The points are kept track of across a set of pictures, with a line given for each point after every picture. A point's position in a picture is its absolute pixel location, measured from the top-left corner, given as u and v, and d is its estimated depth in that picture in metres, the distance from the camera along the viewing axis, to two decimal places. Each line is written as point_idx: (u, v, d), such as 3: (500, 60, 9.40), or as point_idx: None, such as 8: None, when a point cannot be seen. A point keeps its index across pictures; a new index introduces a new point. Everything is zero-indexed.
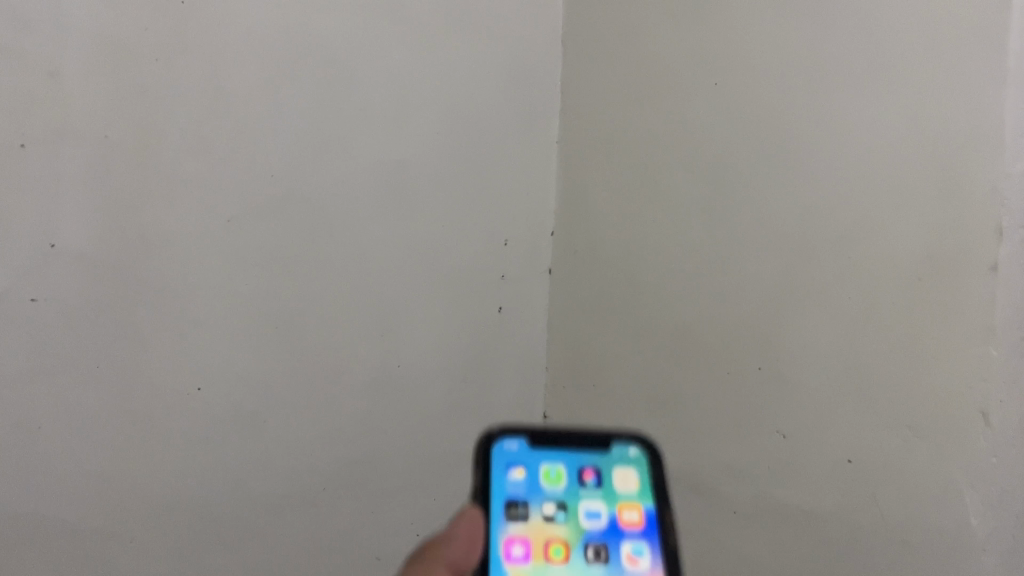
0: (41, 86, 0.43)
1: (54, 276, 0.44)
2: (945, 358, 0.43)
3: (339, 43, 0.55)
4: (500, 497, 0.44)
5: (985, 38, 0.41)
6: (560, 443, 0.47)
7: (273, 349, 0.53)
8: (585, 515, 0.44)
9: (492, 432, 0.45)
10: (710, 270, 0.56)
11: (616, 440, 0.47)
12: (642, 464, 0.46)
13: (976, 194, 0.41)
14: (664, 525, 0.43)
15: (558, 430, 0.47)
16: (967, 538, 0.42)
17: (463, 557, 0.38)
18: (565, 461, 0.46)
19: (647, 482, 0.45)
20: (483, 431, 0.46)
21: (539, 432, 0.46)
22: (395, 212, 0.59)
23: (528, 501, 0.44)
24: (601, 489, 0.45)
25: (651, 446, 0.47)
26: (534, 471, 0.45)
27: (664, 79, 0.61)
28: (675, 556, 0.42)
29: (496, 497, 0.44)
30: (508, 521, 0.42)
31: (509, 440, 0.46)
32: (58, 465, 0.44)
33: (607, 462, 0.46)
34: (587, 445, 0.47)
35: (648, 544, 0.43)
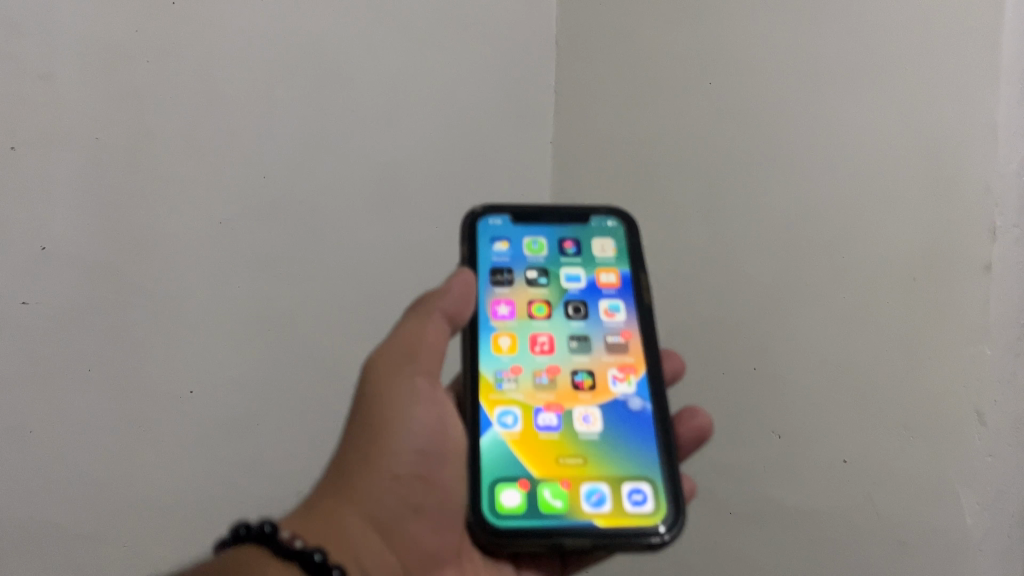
0: (32, 88, 0.43)
1: (46, 279, 0.44)
2: (939, 358, 0.42)
3: (335, 44, 0.56)
4: (488, 267, 0.45)
5: (978, 38, 0.41)
6: (544, 218, 0.47)
7: (268, 351, 0.53)
8: (564, 275, 0.46)
9: (476, 211, 0.46)
10: (705, 269, 0.56)
11: (596, 215, 0.47)
12: (620, 231, 0.47)
13: (971, 193, 0.41)
14: (640, 286, 0.46)
15: (537, 206, 0.47)
16: (962, 538, 0.42)
17: (451, 291, 0.41)
18: (547, 233, 0.47)
19: (624, 248, 0.47)
20: (465, 213, 0.46)
21: (525, 210, 0.47)
22: (388, 213, 0.59)
23: (516, 255, 0.46)
24: (580, 256, 0.46)
25: (628, 218, 0.47)
26: (518, 244, 0.46)
27: (656, 78, 0.62)
28: (649, 314, 0.45)
29: (484, 277, 0.45)
30: (497, 281, 0.45)
31: (494, 217, 0.46)
32: (51, 468, 0.44)
33: (586, 233, 0.47)
34: (568, 222, 0.47)
35: (626, 306, 0.45)
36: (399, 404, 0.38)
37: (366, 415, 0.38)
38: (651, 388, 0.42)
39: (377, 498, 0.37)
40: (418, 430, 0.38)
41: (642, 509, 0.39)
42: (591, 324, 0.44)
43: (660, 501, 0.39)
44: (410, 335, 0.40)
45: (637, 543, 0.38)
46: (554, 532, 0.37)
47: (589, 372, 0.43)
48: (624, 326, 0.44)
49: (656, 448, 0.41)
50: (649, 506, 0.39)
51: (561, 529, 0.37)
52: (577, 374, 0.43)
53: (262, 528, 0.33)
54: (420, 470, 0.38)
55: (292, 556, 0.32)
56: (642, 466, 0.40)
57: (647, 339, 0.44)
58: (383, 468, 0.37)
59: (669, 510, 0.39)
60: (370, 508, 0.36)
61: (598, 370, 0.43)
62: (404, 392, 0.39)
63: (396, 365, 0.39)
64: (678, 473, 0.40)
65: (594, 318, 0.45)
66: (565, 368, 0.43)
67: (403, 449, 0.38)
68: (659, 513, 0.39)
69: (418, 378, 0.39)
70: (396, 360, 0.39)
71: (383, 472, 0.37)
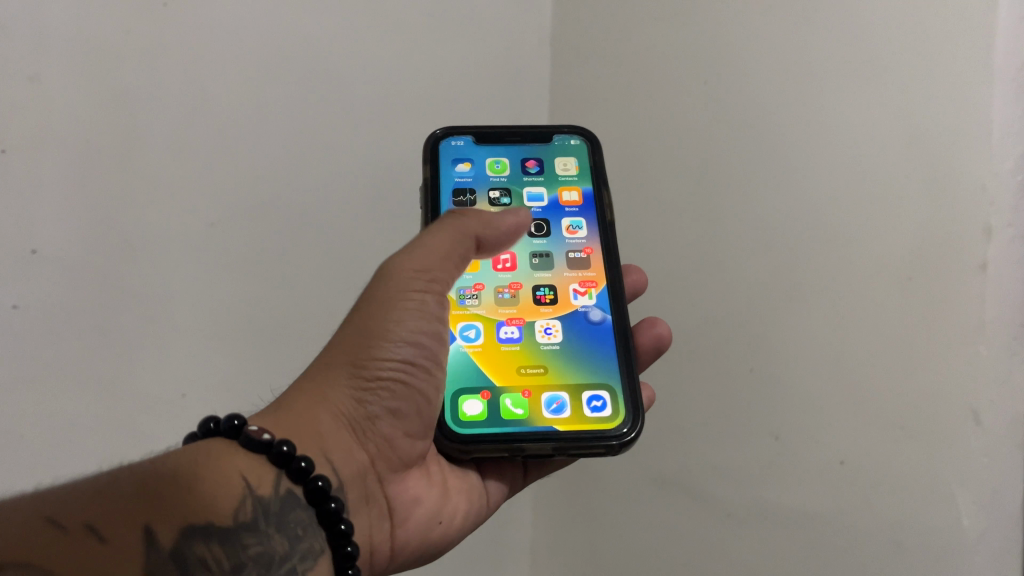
0: (20, 88, 0.42)
1: (34, 282, 0.43)
2: (934, 358, 0.41)
3: (324, 45, 0.57)
4: (450, 187, 0.49)
5: (973, 37, 0.41)
6: (505, 139, 0.51)
7: (258, 352, 0.53)
8: (527, 191, 0.49)
9: (437, 134, 0.50)
10: (700, 269, 0.56)
11: (559, 134, 0.51)
12: (583, 149, 0.51)
13: (966, 191, 0.40)
14: (601, 204, 0.49)
15: (499, 127, 0.51)
16: (959, 540, 0.40)
17: (501, 227, 0.43)
18: (509, 153, 0.50)
19: (586, 167, 0.50)
20: (428, 136, 0.50)
21: (484, 131, 0.50)
22: (378, 213, 0.60)
23: (478, 172, 0.50)
24: (543, 175, 0.50)
25: (589, 136, 0.51)
26: (480, 162, 0.50)
27: (646, 78, 0.63)
28: (611, 229, 0.48)
29: (447, 198, 0.49)
30: (459, 201, 0.49)
31: (455, 139, 0.50)
32: (41, 473, 0.43)
33: (547, 151, 0.51)
34: (530, 142, 0.51)
35: (588, 220, 0.49)
36: (395, 311, 0.39)
37: (365, 317, 0.38)
38: (612, 299, 0.46)
39: (352, 398, 0.37)
40: (410, 337, 0.39)
41: (603, 411, 0.42)
42: (553, 238, 0.48)
43: (620, 403, 0.42)
44: (437, 249, 0.41)
45: (597, 446, 0.40)
46: (516, 437, 0.40)
47: (551, 284, 0.47)
48: (586, 240, 0.48)
49: (615, 354, 0.44)
50: (608, 407, 0.42)
51: (520, 434, 0.40)
52: (539, 289, 0.46)
53: (230, 421, 0.33)
54: (405, 375, 0.39)
55: (258, 449, 0.33)
56: (602, 372, 0.44)
57: (608, 255, 0.47)
58: (365, 370, 0.38)
59: (628, 414, 0.42)
60: (348, 407, 0.37)
61: (560, 281, 0.47)
62: (406, 302, 0.39)
63: (409, 275, 0.40)
64: (635, 377, 0.43)
65: (556, 231, 0.48)
66: (528, 280, 0.47)
67: (391, 354, 0.38)
68: (617, 418, 0.42)
69: (428, 293, 0.40)
70: (411, 268, 0.40)
71: (365, 375, 0.37)
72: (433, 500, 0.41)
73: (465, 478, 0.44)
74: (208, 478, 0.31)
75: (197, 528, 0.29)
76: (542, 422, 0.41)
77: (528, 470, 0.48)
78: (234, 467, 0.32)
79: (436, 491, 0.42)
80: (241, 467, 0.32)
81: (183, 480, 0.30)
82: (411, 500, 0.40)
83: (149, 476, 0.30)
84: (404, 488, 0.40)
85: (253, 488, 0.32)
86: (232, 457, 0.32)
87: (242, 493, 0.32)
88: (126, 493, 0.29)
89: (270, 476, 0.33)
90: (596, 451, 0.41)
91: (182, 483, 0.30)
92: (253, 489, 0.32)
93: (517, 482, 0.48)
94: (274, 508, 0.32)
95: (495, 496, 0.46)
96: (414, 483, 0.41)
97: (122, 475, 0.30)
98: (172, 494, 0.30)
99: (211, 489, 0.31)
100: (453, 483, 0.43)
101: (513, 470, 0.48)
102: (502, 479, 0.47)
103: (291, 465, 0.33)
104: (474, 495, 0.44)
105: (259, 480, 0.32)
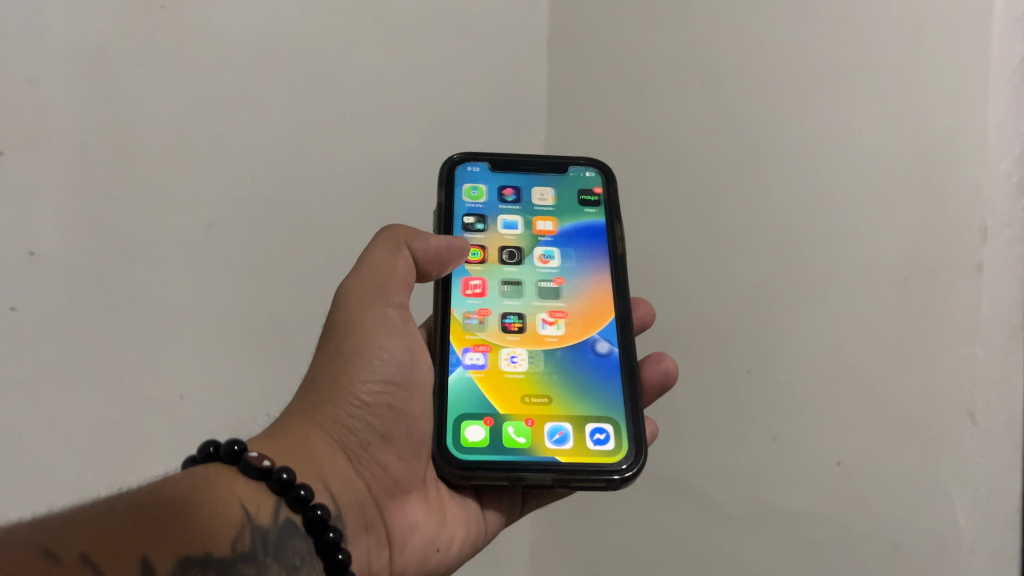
0: (17, 91, 0.43)
1: (33, 285, 0.43)
2: (930, 358, 0.42)
3: (320, 48, 0.58)
4: (464, 213, 0.49)
5: (966, 39, 0.41)
6: (521, 168, 0.51)
7: (255, 354, 0.53)
8: (539, 221, 0.50)
9: (454, 158, 0.50)
10: (696, 270, 0.56)
11: (574, 165, 0.51)
12: (597, 181, 0.51)
13: (961, 192, 0.41)
14: (612, 236, 0.49)
15: (518, 155, 0.51)
16: (956, 539, 0.40)
17: (430, 242, 0.43)
18: (525, 182, 0.51)
19: (601, 199, 0.51)
20: (445, 160, 0.51)
21: (501, 159, 0.51)
22: (376, 215, 0.60)
23: (493, 199, 0.50)
24: (557, 206, 0.50)
25: (603, 168, 0.52)
26: (495, 189, 0.50)
27: (642, 80, 0.63)
28: (621, 262, 0.48)
29: (460, 223, 0.49)
30: (473, 227, 0.49)
31: (472, 164, 0.51)
32: (40, 476, 0.43)
33: (563, 182, 0.51)
34: (546, 172, 0.51)
35: (598, 253, 0.49)
36: (369, 333, 0.40)
37: (339, 340, 0.39)
38: (619, 332, 0.46)
39: (343, 424, 0.38)
40: (387, 358, 0.40)
41: (605, 443, 0.42)
42: (563, 269, 0.48)
43: (623, 438, 0.42)
44: (382, 262, 0.42)
45: (598, 479, 0.40)
46: (517, 465, 0.40)
47: (558, 314, 0.47)
48: (596, 273, 0.48)
49: (621, 390, 0.44)
50: (611, 441, 0.42)
51: (522, 463, 0.40)
52: (548, 320, 0.47)
53: (230, 447, 0.33)
54: (390, 399, 0.39)
55: (259, 475, 0.33)
56: (606, 405, 0.43)
57: (617, 288, 0.47)
58: (351, 394, 0.38)
59: (630, 448, 0.41)
60: (338, 432, 0.38)
61: (568, 312, 0.47)
62: (374, 321, 0.40)
63: (368, 293, 0.41)
64: (640, 412, 0.43)
65: (566, 263, 0.48)
66: (535, 309, 0.47)
67: (374, 376, 0.39)
68: (620, 452, 0.41)
69: (389, 308, 0.41)
70: (370, 287, 0.41)
71: (352, 399, 0.38)
72: (431, 528, 0.41)
73: (463, 505, 0.44)
74: (207, 507, 0.31)
75: (195, 557, 0.29)
76: (544, 451, 0.41)
77: (525, 499, 0.48)
78: (235, 494, 0.32)
79: (434, 519, 0.42)
80: (240, 493, 0.32)
81: (183, 506, 0.30)
82: (410, 527, 0.40)
83: (149, 501, 0.29)
84: (403, 515, 0.40)
85: (253, 515, 0.32)
86: (233, 483, 0.32)
87: (242, 520, 0.31)
88: (126, 520, 0.28)
89: (269, 504, 0.33)
90: (596, 484, 0.40)
91: (182, 508, 0.30)
92: (252, 516, 0.32)
93: (515, 511, 0.48)
94: (273, 536, 0.32)
95: (493, 525, 0.46)
96: (413, 510, 0.41)
97: (120, 501, 0.29)
98: (174, 523, 0.29)
99: (211, 516, 0.31)
100: (451, 511, 0.43)
101: (511, 498, 0.47)
102: (499, 508, 0.46)
103: (290, 493, 0.33)
104: (472, 524, 0.44)
105: (259, 507, 0.33)
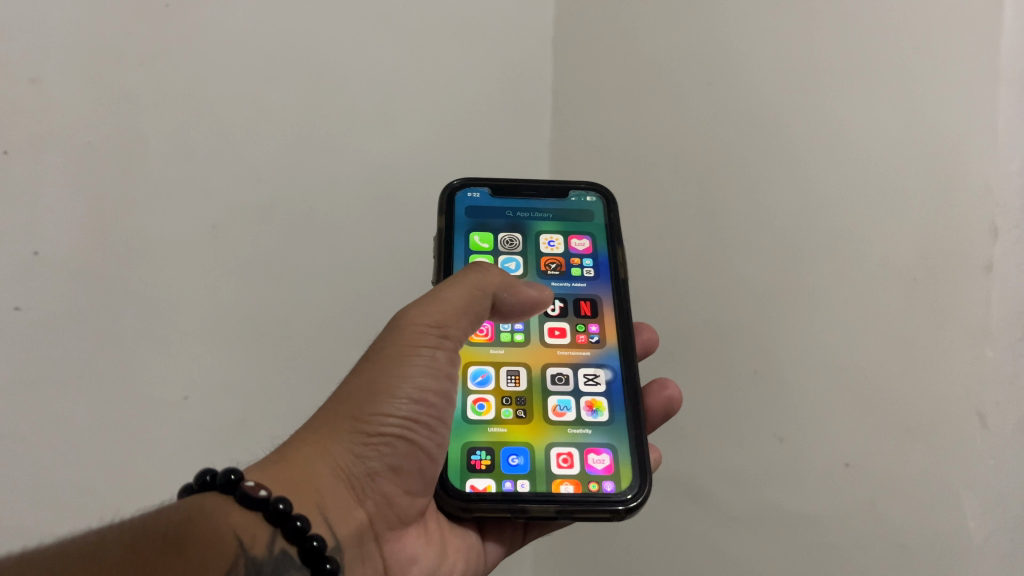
0: (22, 90, 0.44)
1: (37, 284, 0.44)
2: (942, 359, 0.41)
3: (326, 44, 0.58)
4: (461, 237, 0.49)
5: (980, 35, 0.40)
6: (522, 194, 0.51)
7: (259, 354, 0.53)
8: (508, 243, 0.50)
9: (454, 184, 0.50)
10: (705, 270, 0.56)
11: (575, 190, 0.51)
12: (598, 206, 0.51)
13: (972, 191, 0.40)
14: (614, 261, 0.49)
15: (517, 179, 0.51)
16: (964, 541, 0.40)
17: (519, 296, 0.43)
18: (525, 207, 0.51)
19: (602, 222, 0.51)
20: (446, 186, 0.51)
21: (500, 185, 0.51)
22: (382, 214, 0.60)
23: (487, 223, 0.50)
24: (556, 224, 0.50)
25: (605, 193, 0.51)
26: (492, 214, 0.50)
27: (650, 77, 0.63)
28: (624, 287, 0.48)
29: (459, 246, 0.49)
30: (470, 252, 0.49)
31: (472, 190, 0.51)
32: (43, 473, 0.43)
33: (562, 208, 0.51)
34: (546, 198, 0.51)
35: (600, 275, 0.49)
36: (404, 367, 0.39)
37: (375, 368, 0.39)
38: (622, 357, 0.45)
39: (355, 455, 0.37)
40: (416, 398, 0.38)
41: (604, 472, 0.41)
42: None
43: (626, 467, 0.41)
44: (454, 305, 0.41)
45: (602, 510, 0.39)
46: (519, 497, 0.39)
47: (563, 352, 0.46)
48: (584, 290, 0.48)
49: (624, 415, 0.43)
50: (615, 476, 0.41)
51: (525, 494, 0.39)
52: (549, 338, 0.46)
53: (228, 476, 0.33)
54: (408, 435, 0.38)
55: (255, 505, 0.32)
56: (610, 432, 0.43)
57: (619, 310, 0.47)
58: (366, 427, 0.37)
59: (635, 478, 0.41)
60: (346, 461, 0.36)
61: (569, 331, 0.46)
62: (416, 358, 0.39)
63: (422, 328, 0.40)
64: (644, 442, 0.42)
65: None
66: (538, 328, 0.47)
67: (394, 412, 0.38)
68: (623, 483, 0.41)
69: (439, 350, 0.40)
70: (427, 322, 0.40)
71: (368, 431, 0.37)
72: (431, 560, 0.40)
73: (464, 538, 0.43)
74: (198, 537, 0.30)
75: None
76: (545, 482, 0.41)
77: (528, 528, 0.47)
78: (228, 525, 0.32)
79: (434, 551, 0.41)
80: (234, 522, 0.32)
81: (175, 539, 0.30)
82: (409, 559, 0.39)
83: (140, 537, 0.29)
84: (402, 548, 0.39)
85: (247, 546, 0.32)
86: (228, 513, 0.32)
87: (235, 552, 0.31)
88: (116, 555, 0.28)
89: (265, 535, 0.32)
90: (601, 516, 0.40)
91: (174, 540, 0.30)
92: (246, 548, 0.31)
93: (517, 540, 0.47)
94: (267, 568, 0.32)
95: (493, 556, 0.45)
96: (412, 542, 0.40)
97: (110, 535, 0.29)
98: (166, 554, 0.29)
99: (203, 547, 0.30)
100: (452, 542, 0.42)
101: (513, 529, 0.47)
102: (500, 540, 0.46)
103: (287, 524, 0.32)
104: (473, 555, 0.43)
105: (254, 538, 0.32)
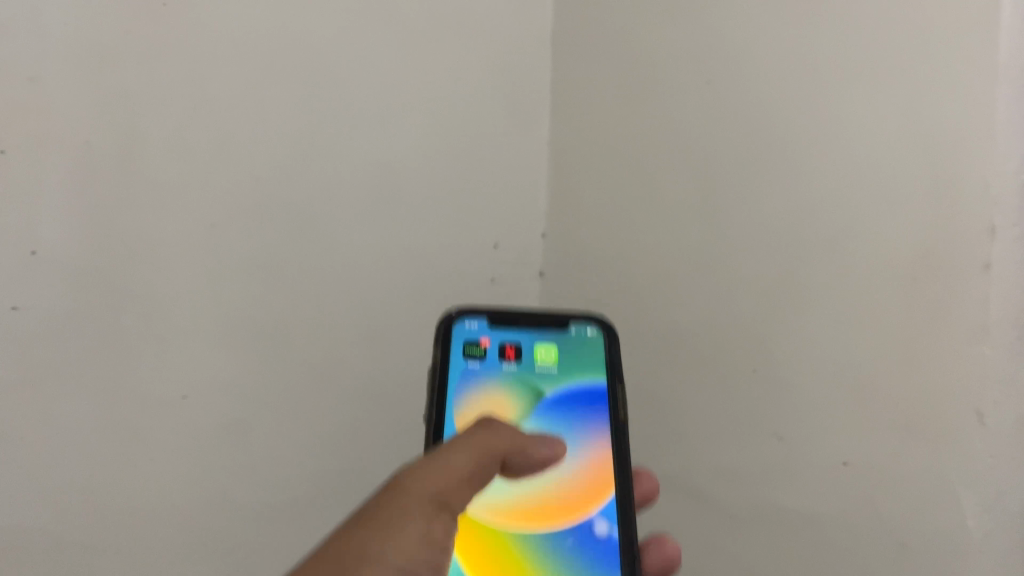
0: (21, 89, 0.44)
1: (34, 284, 0.44)
2: (938, 359, 0.41)
3: (324, 42, 0.57)
4: (456, 373, 0.50)
5: (978, 35, 0.41)
6: (521, 325, 0.51)
7: (260, 353, 0.53)
8: (505, 381, 0.50)
9: (452, 315, 0.51)
10: (703, 270, 0.56)
11: (576, 322, 0.51)
12: (598, 340, 0.51)
13: (970, 191, 0.40)
14: (614, 401, 0.49)
15: (516, 311, 0.51)
16: (963, 540, 0.40)
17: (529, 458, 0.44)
18: (523, 340, 0.51)
19: (601, 359, 0.51)
20: (443, 315, 0.51)
21: (499, 314, 0.51)
22: (380, 213, 0.60)
23: (484, 361, 0.50)
24: (556, 362, 0.50)
25: (606, 325, 0.51)
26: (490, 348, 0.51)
27: (650, 75, 0.63)
28: (623, 430, 0.48)
29: (454, 382, 0.50)
30: (466, 392, 0.49)
31: (470, 320, 0.51)
32: (44, 471, 0.44)
33: (561, 341, 0.51)
34: (545, 329, 0.51)
35: (599, 422, 0.49)
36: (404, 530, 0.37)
37: (370, 530, 0.37)
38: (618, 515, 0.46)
39: None
40: None
41: None
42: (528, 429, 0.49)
43: None
44: (454, 472, 0.40)
45: None
46: None
47: (554, 483, 0.47)
48: (582, 429, 0.49)
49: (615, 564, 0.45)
50: None
51: None
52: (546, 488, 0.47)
53: None
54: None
55: None
56: None
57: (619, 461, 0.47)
58: None
59: None
60: None
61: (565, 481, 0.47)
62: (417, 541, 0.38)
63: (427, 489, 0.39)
64: None
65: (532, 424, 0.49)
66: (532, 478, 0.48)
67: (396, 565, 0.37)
68: None
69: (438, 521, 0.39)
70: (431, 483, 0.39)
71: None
72: None
73: None
74: None
75: None
76: None
77: None
78: None
79: None
80: None
81: None
82: None
83: None
84: None
85: None
86: None
87: None
88: None
89: None
90: None
91: None
92: None
93: None
94: None
95: None
96: None
97: None
98: None
99: None
100: None
101: None
102: None
103: None
104: None
105: None
